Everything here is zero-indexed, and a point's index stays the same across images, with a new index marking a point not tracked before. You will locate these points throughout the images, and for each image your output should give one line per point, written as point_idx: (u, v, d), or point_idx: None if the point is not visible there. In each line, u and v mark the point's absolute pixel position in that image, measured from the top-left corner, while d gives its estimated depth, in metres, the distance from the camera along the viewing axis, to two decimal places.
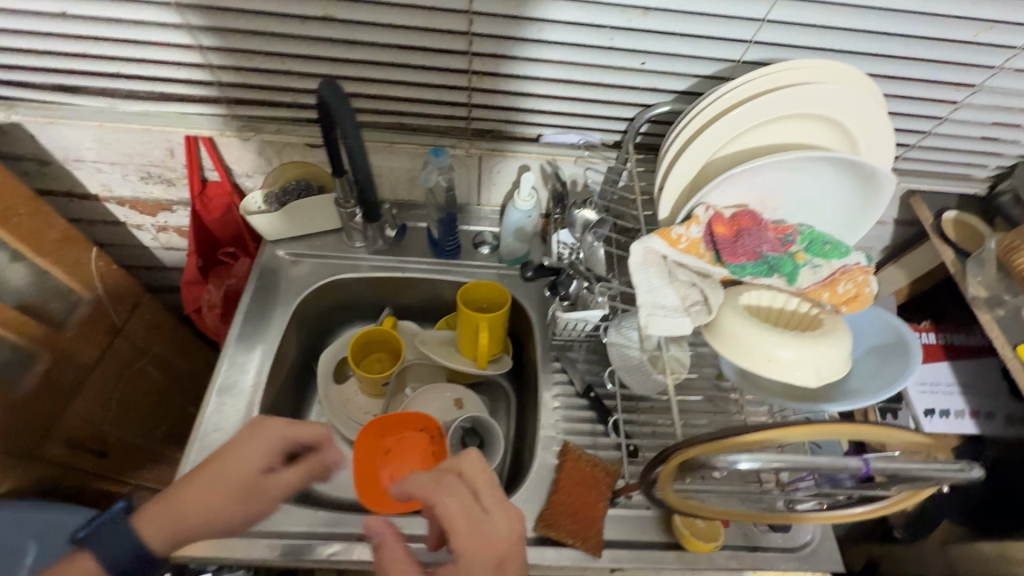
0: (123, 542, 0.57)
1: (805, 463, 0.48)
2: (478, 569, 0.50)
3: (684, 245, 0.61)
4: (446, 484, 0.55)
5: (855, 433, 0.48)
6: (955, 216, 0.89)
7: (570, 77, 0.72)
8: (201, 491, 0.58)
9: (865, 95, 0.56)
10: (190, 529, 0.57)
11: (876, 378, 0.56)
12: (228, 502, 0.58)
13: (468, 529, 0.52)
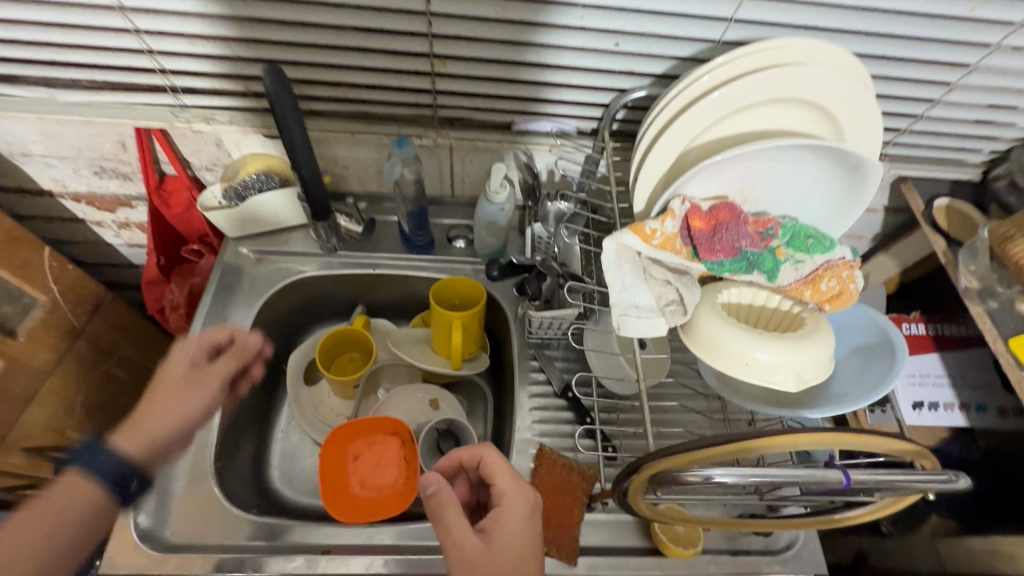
0: (105, 452, 0.59)
1: (780, 476, 0.45)
2: (519, 519, 0.57)
3: (659, 241, 0.57)
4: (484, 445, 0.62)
5: (836, 444, 0.45)
6: (947, 204, 0.85)
7: (541, 59, 0.67)
8: (153, 400, 0.65)
9: (852, 78, 0.52)
10: (160, 427, 0.63)
11: (860, 381, 0.52)
12: (182, 398, 0.66)
13: (515, 486, 0.59)
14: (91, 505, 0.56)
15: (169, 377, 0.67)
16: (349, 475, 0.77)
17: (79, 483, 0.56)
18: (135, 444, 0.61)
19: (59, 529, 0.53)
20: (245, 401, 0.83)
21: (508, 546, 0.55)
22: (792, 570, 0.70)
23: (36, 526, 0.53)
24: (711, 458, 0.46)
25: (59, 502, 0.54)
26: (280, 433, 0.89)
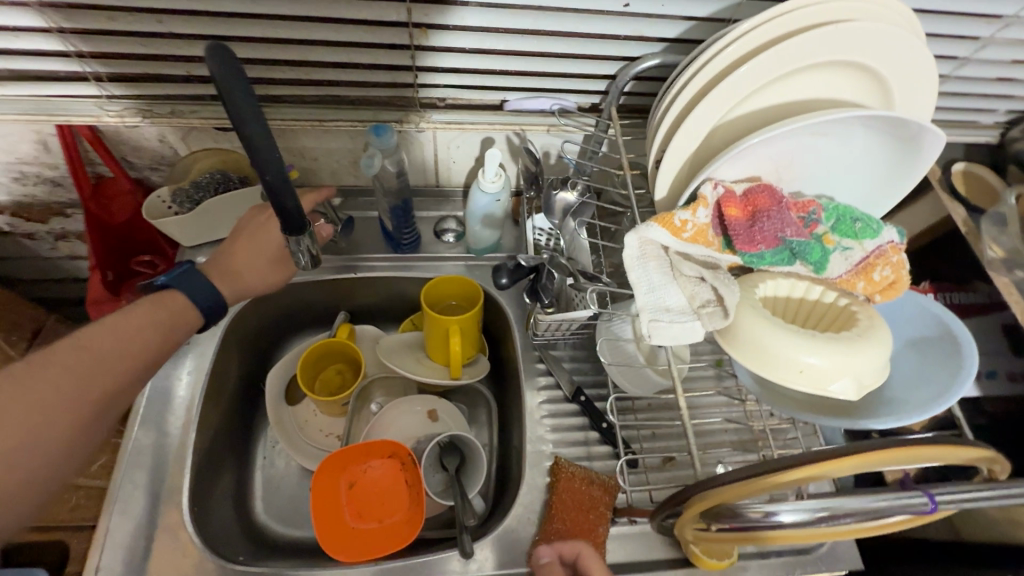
0: (204, 288, 0.61)
1: (850, 505, 0.40)
2: None
3: (691, 234, 0.49)
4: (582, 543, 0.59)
5: (910, 463, 0.40)
6: (964, 168, 0.82)
7: (536, 25, 0.57)
8: (243, 257, 0.63)
9: (910, 36, 0.45)
10: (251, 287, 0.64)
11: (921, 388, 0.48)
12: (274, 266, 0.64)
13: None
14: (187, 325, 0.60)
15: (263, 238, 0.63)
16: (349, 505, 0.70)
17: (182, 306, 0.60)
18: (229, 291, 0.63)
19: (165, 336, 0.57)
20: (220, 432, 0.74)
21: None
22: (826, 569, 0.67)
23: (131, 331, 0.55)
24: (778, 487, 0.40)
25: (157, 317, 0.57)
26: (264, 460, 0.80)
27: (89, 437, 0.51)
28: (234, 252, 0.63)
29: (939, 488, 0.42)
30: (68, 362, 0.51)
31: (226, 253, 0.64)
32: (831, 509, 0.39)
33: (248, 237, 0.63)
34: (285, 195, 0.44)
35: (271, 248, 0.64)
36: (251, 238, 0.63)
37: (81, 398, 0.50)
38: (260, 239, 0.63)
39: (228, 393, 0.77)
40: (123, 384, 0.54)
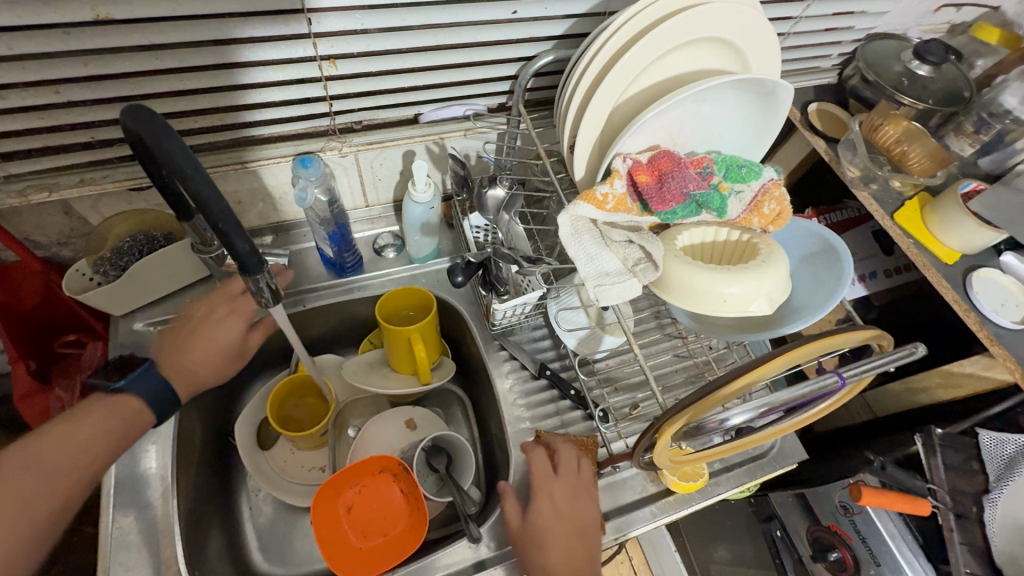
0: (162, 392, 0.58)
1: (786, 398, 0.48)
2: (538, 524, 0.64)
3: (612, 204, 0.56)
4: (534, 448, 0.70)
5: (821, 352, 0.48)
6: (817, 107, 0.95)
7: (437, 42, 0.60)
8: (195, 353, 0.61)
9: (749, 9, 0.54)
10: (206, 382, 0.62)
11: (815, 294, 0.58)
12: (229, 358, 0.64)
13: (552, 494, 0.66)
14: (141, 430, 0.57)
15: (218, 333, 0.62)
16: (352, 528, 0.72)
17: (136, 411, 0.56)
18: (184, 390, 0.60)
19: (114, 444, 0.54)
20: (202, 498, 0.72)
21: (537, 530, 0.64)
22: (780, 467, 0.77)
23: (76, 441, 0.52)
24: (723, 398, 0.47)
25: (107, 422, 0.54)
26: (250, 510, 0.80)
27: (36, 560, 0.49)
28: (181, 349, 0.61)
29: (847, 368, 0.51)
30: (14, 481, 0.48)
31: (178, 348, 0.61)
32: (771, 404, 0.47)
33: (200, 331, 0.62)
34: (238, 238, 0.45)
35: (229, 342, 0.63)
36: (199, 333, 0.62)
37: (29, 520, 0.48)
38: (212, 335, 0.62)
39: (199, 455, 0.75)
40: (71, 500, 0.51)
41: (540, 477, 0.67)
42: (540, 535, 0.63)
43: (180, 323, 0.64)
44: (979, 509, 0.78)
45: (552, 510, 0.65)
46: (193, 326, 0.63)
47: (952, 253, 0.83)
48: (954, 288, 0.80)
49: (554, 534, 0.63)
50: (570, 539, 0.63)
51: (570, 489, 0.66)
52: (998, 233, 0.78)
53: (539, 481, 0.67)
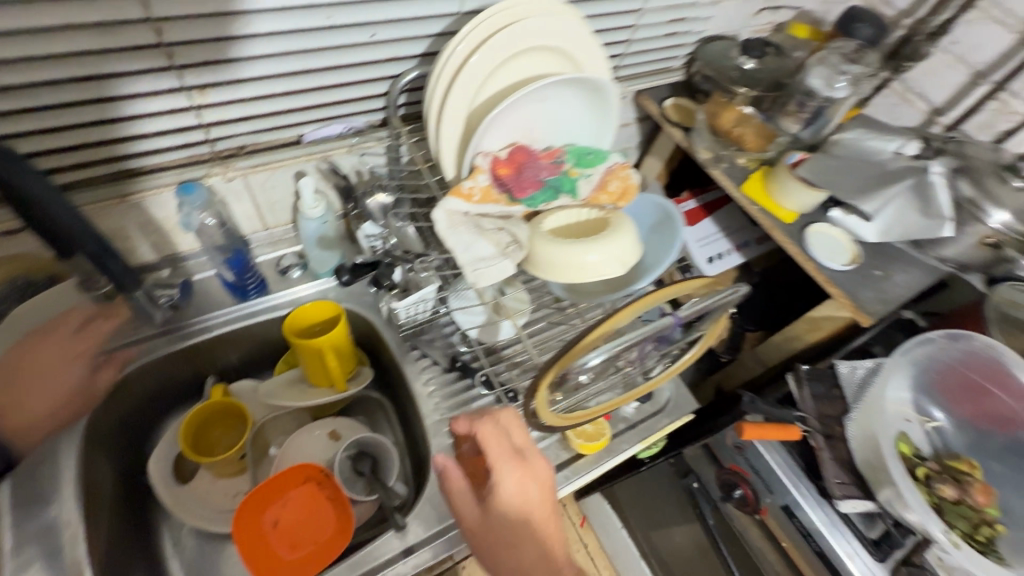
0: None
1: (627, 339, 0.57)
2: (503, 517, 0.56)
3: (479, 196, 0.63)
4: (484, 426, 0.59)
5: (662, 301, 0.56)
6: (673, 102, 1.09)
7: (301, 65, 0.65)
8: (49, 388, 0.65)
9: (570, 20, 0.64)
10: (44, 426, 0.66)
11: (651, 256, 0.70)
12: (72, 401, 0.67)
13: (516, 480, 0.57)
14: None
15: (55, 379, 0.66)
16: (280, 543, 0.72)
17: None
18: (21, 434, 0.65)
19: None
20: (116, 539, 0.71)
21: (501, 522, 0.56)
22: (677, 416, 0.87)
23: None
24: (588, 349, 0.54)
25: None
26: (177, 545, 0.79)
27: None
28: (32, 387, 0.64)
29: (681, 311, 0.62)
30: None
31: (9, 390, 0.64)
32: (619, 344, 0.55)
33: (36, 376, 0.65)
34: None
35: (72, 384, 0.67)
36: (53, 371, 0.66)
37: None
38: (50, 381, 0.65)
39: (110, 497, 0.73)
40: None
41: (498, 462, 0.57)
42: (511, 535, 0.56)
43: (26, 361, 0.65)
44: (842, 428, 0.90)
45: (515, 497, 0.57)
46: (24, 365, 0.65)
47: (791, 214, 0.97)
48: (793, 242, 0.94)
49: (531, 521, 0.57)
50: (537, 522, 0.57)
51: (529, 466, 0.59)
52: (821, 192, 0.93)
53: (498, 464, 0.57)
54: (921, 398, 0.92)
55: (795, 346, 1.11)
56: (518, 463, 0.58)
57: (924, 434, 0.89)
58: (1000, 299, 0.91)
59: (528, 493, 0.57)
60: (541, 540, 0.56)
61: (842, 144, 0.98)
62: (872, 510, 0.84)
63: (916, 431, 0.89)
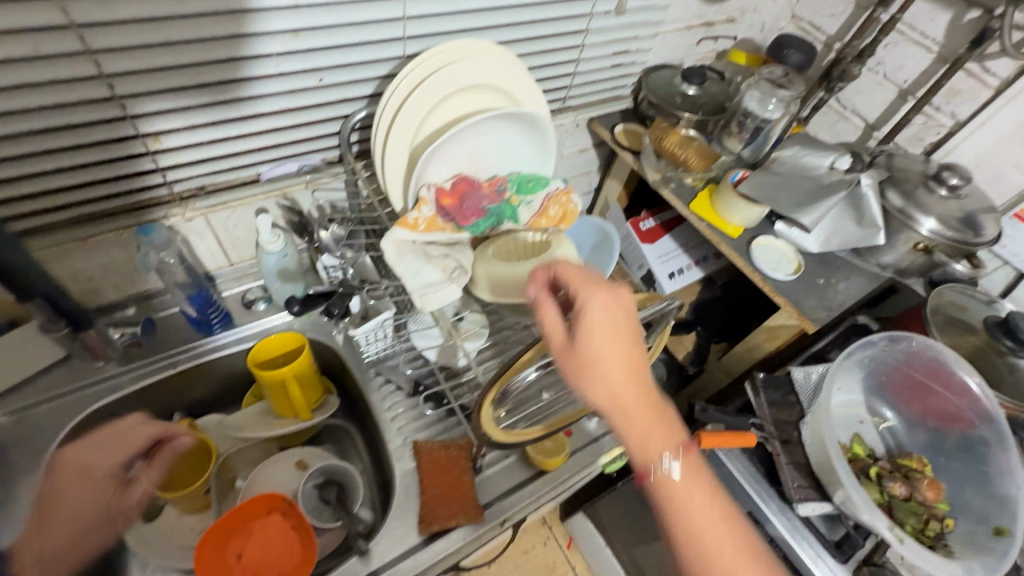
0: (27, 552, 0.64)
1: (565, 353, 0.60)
2: (594, 343, 0.54)
3: (424, 226, 0.67)
4: (556, 266, 0.58)
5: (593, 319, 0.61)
6: (623, 128, 1.15)
7: (253, 109, 0.70)
8: (64, 525, 0.68)
9: (500, 59, 0.69)
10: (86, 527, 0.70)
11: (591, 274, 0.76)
12: (113, 496, 0.73)
13: (604, 307, 0.55)
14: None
15: (87, 485, 0.71)
16: None
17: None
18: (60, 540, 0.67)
19: None
20: None
21: (593, 347, 0.54)
22: None
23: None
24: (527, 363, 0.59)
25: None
26: None
27: None
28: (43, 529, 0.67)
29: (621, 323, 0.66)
30: None
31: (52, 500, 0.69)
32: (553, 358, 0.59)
33: (75, 479, 0.71)
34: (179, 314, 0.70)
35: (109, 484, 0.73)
36: (82, 482, 0.71)
37: None
38: (87, 482, 0.71)
39: None
40: None
41: (579, 287, 0.56)
42: (601, 362, 0.54)
43: (44, 513, 0.68)
44: (799, 433, 0.93)
45: (604, 322, 0.55)
46: (65, 479, 0.70)
47: (738, 228, 1.02)
48: (741, 255, 0.98)
49: (621, 345, 0.54)
50: (626, 355, 0.54)
51: (616, 301, 0.56)
52: (762, 207, 0.98)
53: (577, 289, 0.56)
54: (872, 401, 0.97)
55: (756, 355, 1.15)
56: (605, 292, 0.56)
57: (878, 435, 0.95)
58: (939, 301, 0.99)
59: (618, 318, 0.55)
60: (632, 367, 0.54)
61: (781, 161, 1.04)
62: (831, 513, 0.86)
63: (870, 432, 0.95)
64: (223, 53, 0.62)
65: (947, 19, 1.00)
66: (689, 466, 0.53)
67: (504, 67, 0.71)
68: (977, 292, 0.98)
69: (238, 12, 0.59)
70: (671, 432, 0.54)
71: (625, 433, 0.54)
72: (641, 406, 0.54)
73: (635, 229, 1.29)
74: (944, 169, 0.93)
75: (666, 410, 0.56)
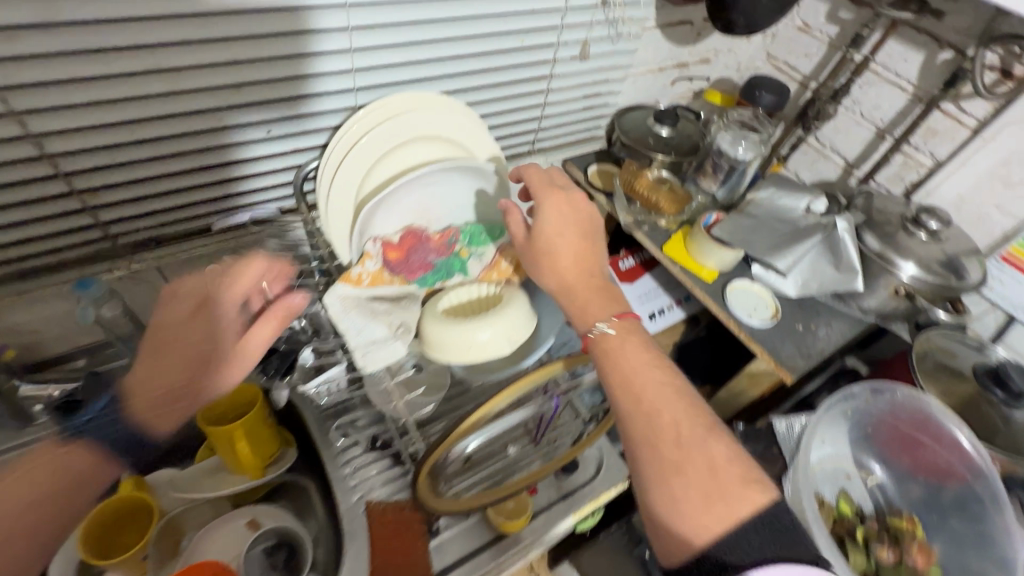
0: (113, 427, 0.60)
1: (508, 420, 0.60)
2: (546, 226, 0.64)
3: (369, 280, 0.64)
4: (527, 170, 0.69)
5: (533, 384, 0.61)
6: (597, 168, 1.13)
7: (198, 162, 0.69)
8: (179, 363, 0.63)
9: (447, 112, 0.69)
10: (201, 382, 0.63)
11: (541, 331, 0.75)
12: (208, 365, 0.63)
13: (560, 203, 0.66)
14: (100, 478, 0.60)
15: (206, 331, 0.64)
16: None
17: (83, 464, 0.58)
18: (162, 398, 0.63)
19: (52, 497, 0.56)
20: None
21: (545, 230, 0.64)
22: (609, 483, 0.84)
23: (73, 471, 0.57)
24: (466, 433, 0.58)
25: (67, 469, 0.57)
26: None
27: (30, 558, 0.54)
28: (157, 368, 0.64)
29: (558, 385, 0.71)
30: None
31: (159, 349, 0.65)
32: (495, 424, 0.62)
33: (201, 320, 0.65)
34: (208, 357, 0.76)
35: (230, 334, 0.64)
36: (196, 327, 0.65)
37: None
38: (196, 332, 0.64)
39: None
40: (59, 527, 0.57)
41: (540, 190, 0.66)
42: (552, 244, 0.63)
43: (151, 347, 0.65)
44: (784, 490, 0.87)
45: (555, 216, 0.65)
46: (176, 327, 0.65)
47: (713, 271, 0.99)
48: (715, 300, 0.95)
49: (570, 233, 0.64)
50: (576, 242, 0.64)
51: (574, 202, 0.66)
52: (737, 251, 0.95)
53: (539, 189, 0.67)
54: (859, 453, 0.91)
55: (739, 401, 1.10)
56: (563, 192, 0.67)
57: (867, 491, 0.89)
58: (929, 345, 0.92)
59: (572, 213, 0.65)
60: (578, 253, 0.64)
61: (756, 203, 1.01)
62: None
63: (857, 487, 0.89)
64: (159, 110, 0.62)
65: (919, 61, 0.98)
66: (624, 328, 0.59)
67: (453, 119, 0.71)
68: (967, 336, 0.94)
69: (174, 69, 0.59)
70: (604, 301, 0.61)
71: (567, 300, 0.62)
72: (583, 283, 0.62)
73: (615, 267, 1.26)
74: (922, 212, 0.90)
75: (612, 290, 0.64)
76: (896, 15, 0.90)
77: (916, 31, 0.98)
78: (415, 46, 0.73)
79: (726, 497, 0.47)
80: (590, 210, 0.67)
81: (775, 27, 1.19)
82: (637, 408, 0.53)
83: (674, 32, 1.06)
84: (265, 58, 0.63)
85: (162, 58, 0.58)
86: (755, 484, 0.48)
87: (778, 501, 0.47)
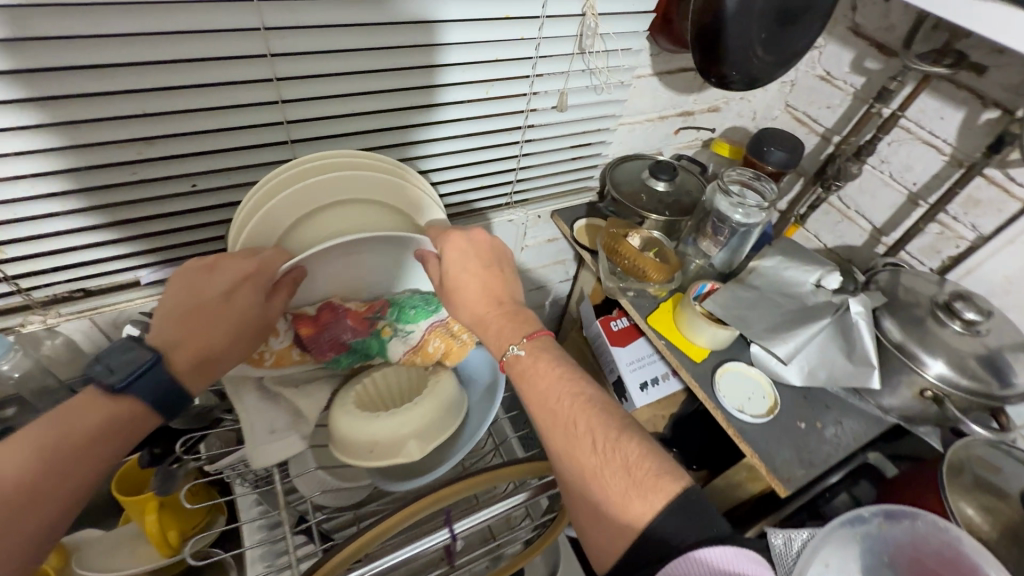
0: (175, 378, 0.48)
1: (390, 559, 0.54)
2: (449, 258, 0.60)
3: (271, 360, 0.58)
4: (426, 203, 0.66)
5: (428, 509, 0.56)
6: (586, 223, 1.03)
7: (115, 216, 0.65)
8: (207, 328, 0.51)
9: (374, 175, 0.62)
10: (225, 353, 0.52)
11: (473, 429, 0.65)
12: (247, 329, 0.53)
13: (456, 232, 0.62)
14: (127, 438, 0.47)
15: (239, 296, 0.52)
16: None
17: (97, 425, 0.46)
18: (185, 364, 0.50)
19: (123, 433, 0.47)
20: None
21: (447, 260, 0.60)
22: None
23: (55, 443, 0.43)
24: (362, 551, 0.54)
25: (57, 438, 0.44)
26: None
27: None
28: (190, 326, 0.51)
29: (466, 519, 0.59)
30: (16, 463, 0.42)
31: (180, 310, 0.51)
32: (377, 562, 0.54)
33: (231, 282, 0.52)
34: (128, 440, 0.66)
35: (258, 303, 0.53)
36: (222, 290, 0.52)
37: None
38: (235, 291, 0.52)
39: None
40: (55, 517, 0.43)
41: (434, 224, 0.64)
42: (458, 279, 0.60)
43: (182, 301, 0.51)
44: None
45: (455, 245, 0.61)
46: (187, 288, 0.52)
47: (703, 349, 0.87)
48: (703, 385, 0.83)
49: (474, 264, 0.61)
50: (482, 275, 0.61)
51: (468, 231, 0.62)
52: (730, 330, 0.84)
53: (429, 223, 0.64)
54: None
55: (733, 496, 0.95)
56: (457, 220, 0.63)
57: None
58: (965, 454, 0.77)
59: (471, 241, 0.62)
60: (486, 287, 0.61)
61: (759, 272, 0.89)
62: None
63: None
64: (64, 163, 0.59)
65: (958, 119, 0.85)
66: (536, 350, 0.58)
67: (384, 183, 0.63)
68: (1013, 450, 0.77)
69: (74, 122, 0.56)
70: (515, 326, 0.59)
71: (483, 332, 0.60)
72: (493, 317, 0.60)
73: (605, 328, 1.14)
74: (956, 297, 0.74)
75: (524, 308, 0.62)
76: (926, 69, 0.77)
77: (955, 86, 0.85)
78: (358, 97, 0.69)
79: (643, 493, 0.47)
80: (489, 234, 0.63)
81: (793, 74, 1.08)
82: (557, 430, 0.53)
83: (675, 80, 0.96)
84: (178, 110, 0.60)
85: (59, 111, 0.55)
86: (670, 474, 0.48)
87: (691, 486, 0.47)
